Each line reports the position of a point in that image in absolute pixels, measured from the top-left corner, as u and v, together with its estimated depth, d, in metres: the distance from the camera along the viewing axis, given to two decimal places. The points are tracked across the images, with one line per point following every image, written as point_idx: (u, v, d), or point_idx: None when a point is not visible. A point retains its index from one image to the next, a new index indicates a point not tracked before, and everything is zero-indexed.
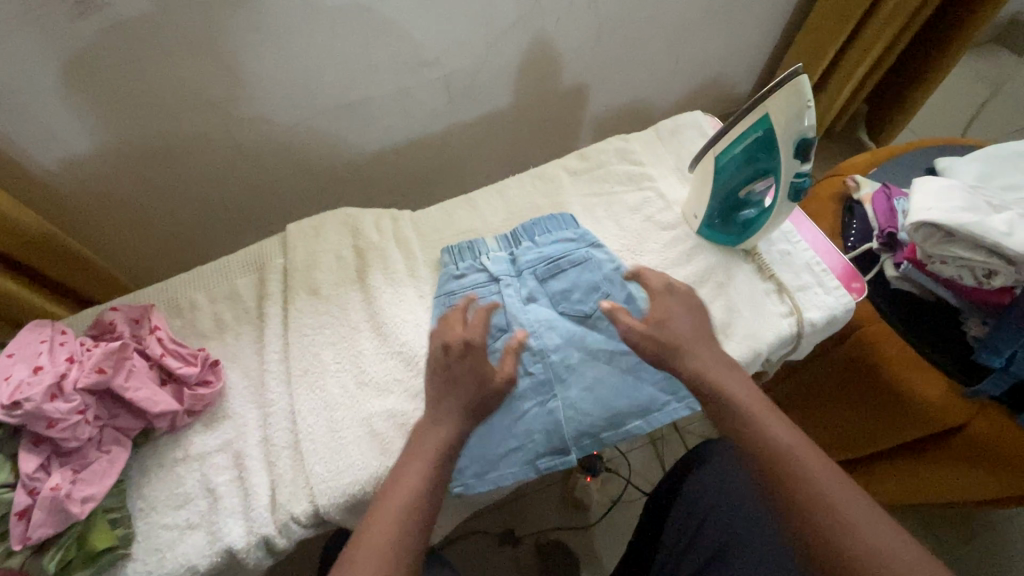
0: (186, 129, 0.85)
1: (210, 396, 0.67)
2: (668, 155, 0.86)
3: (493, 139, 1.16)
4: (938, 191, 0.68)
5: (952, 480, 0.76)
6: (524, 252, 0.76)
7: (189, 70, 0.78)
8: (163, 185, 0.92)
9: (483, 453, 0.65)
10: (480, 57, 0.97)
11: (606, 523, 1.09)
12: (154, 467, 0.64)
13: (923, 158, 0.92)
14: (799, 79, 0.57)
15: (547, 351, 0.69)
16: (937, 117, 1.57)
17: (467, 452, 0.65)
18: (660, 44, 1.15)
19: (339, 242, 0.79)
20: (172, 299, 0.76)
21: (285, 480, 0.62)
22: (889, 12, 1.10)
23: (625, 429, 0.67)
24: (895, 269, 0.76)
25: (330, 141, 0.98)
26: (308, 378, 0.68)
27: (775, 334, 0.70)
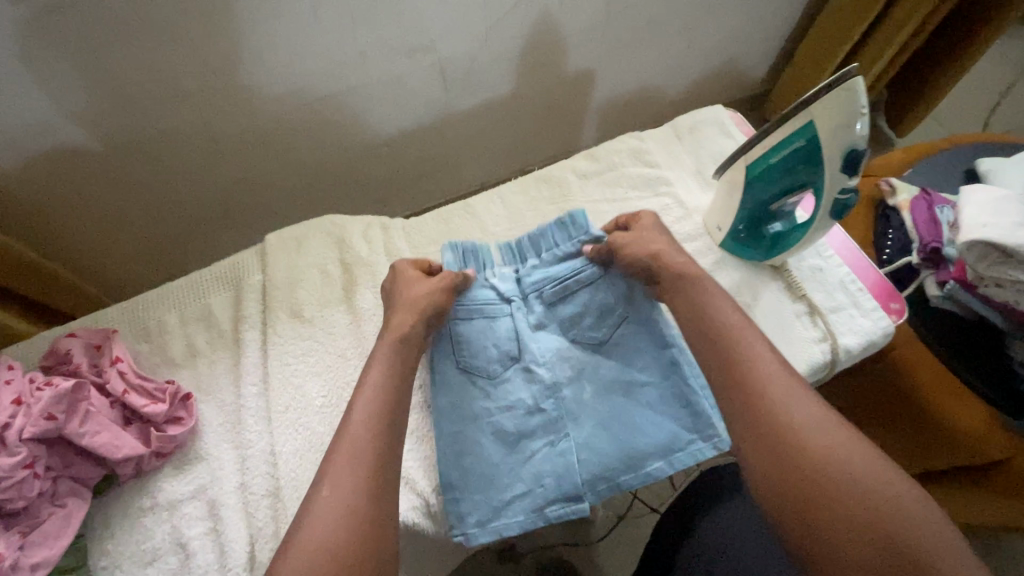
0: (149, 126, 0.76)
1: (181, 435, 0.60)
2: (687, 155, 0.78)
3: (492, 130, 1.07)
4: (992, 203, 0.62)
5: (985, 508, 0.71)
6: (530, 271, 0.70)
7: (152, 59, 0.68)
8: (129, 188, 0.83)
9: (487, 498, 0.58)
10: (478, 41, 0.87)
11: (612, 540, 1.04)
12: (118, 519, 0.57)
13: (964, 158, 0.83)
14: (854, 81, 0.49)
15: (559, 385, 0.63)
16: (959, 102, 1.49)
17: (470, 498, 0.58)
18: (675, 25, 1.05)
19: (324, 255, 0.71)
20: (138, 321, 0.68)
21: (265, 535, 0.56)
22: None
23: (646, 472, 0.59)
24: (938, 289, 0.68)
25: (313, 136, 0.89)
26: (290, 415, 0.61)
27: (807, 363, 0.63)
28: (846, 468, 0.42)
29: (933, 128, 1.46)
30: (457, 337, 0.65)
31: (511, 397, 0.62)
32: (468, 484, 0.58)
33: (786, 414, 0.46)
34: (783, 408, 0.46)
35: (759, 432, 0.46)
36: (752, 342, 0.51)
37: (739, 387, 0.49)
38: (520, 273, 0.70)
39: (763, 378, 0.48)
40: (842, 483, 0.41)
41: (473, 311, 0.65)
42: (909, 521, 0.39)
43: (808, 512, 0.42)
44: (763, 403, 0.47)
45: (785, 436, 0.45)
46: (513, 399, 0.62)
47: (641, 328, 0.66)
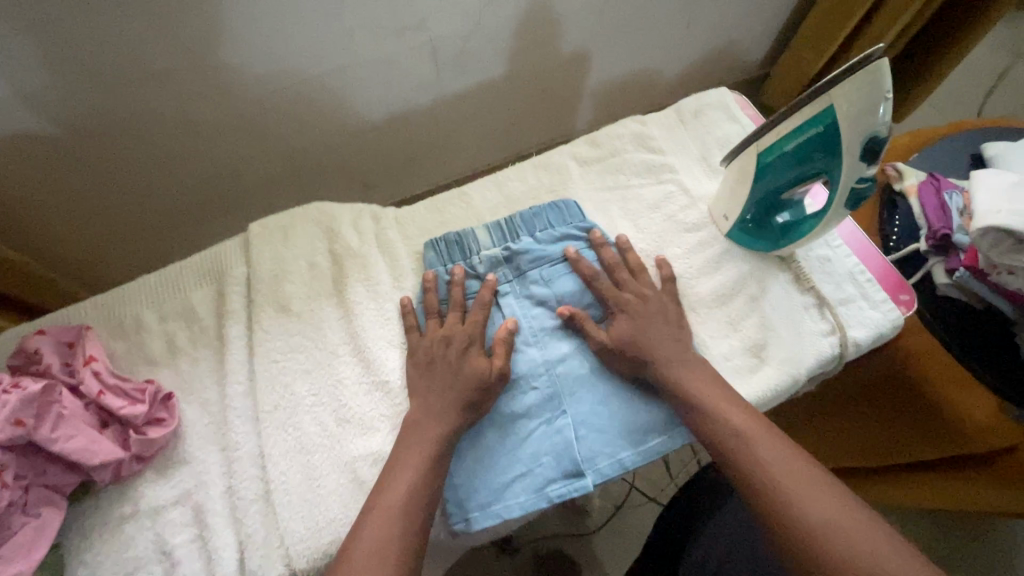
0: (121, 106, 0.71)
1: (163, 437, 0.57)
2: (691, 140, 0.75)
3: (484, 113, 1.03)
4: (1005, 189, 0.60)
5: (964, 493, 0.72)
6: (522, 248, 0.65)
7: (124, 36, 0.63)
8: (101, 172, 0.78)
9: (487, 482, 0.56)
10: (471, 19, 0.82)
11: (610, 530, 1.03)
12: (97, 527, 0.54)
13: (970, 143, 0.81)
14: (879, 63, 0.47)
15: (553, 363, 0.60)
16: (954, 88, 1.47)
17: (469, 483, 0.56)
18: (674, 6, 1.01)
19: (311, 246, 0.67)
20: (113, 316, 0.64)
21: (256, 541, 0.53)
22: None
23: (647, 447, 0.58)
24: (947, 276, 0.68)
25: (298, 119, 0.84)
26: (279, 415, 0.58)
27: (815, 356, 0.61)
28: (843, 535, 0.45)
29: (929, 114, 1.44)
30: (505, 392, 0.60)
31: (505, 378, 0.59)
32: (467, 470, 0.56)
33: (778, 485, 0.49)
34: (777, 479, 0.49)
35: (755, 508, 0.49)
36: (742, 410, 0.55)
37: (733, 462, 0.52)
38: (509, 252, 0.65)
39: (769, 470, 0.49)
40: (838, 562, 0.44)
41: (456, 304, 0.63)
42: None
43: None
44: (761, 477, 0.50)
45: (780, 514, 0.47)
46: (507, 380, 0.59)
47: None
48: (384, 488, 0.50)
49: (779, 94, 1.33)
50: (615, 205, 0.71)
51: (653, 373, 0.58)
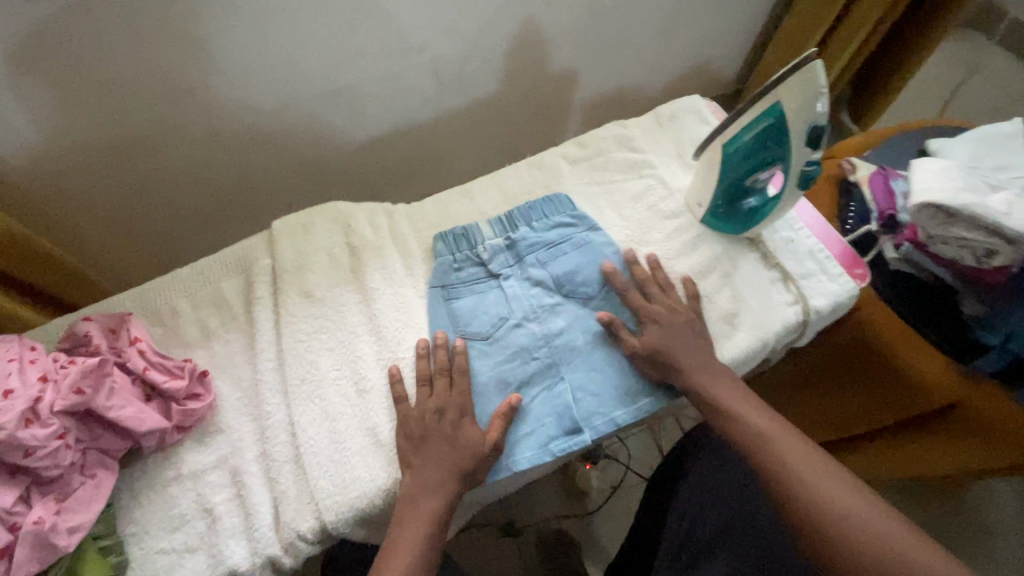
0: (156, 118, 0.79)
1: (201, 409, 0.63)
2: (668, 141, 0.84)
3: (481, 126, 1.11)
4: (939, 172, 0.69)
5: (929, 452, 0.81)
6: (522, 237, 0.73)
7: (164, 55, 0.72)
8: (133, 180, 0.85)
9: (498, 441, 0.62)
10: (469, 39, 0.92)
11: (607, 510, 1.09)
12: (144, 489, 0.60)
13: (917, 140, 0.91)
14: (813, 65, 0.57)
15: (552, 335, 0.67)
16: (915, 98, 1.59)
17: None
18: (651, 27, 1.12)
19: (330, 240, 0.75)
20: (152, 306, 0.71)
21: (289, 497, 0.59)
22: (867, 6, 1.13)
23: (637, 406, 0.65)
24: (895, 250, 0.76)
25: (312, 133, 0.93)
26: (306, 388, 0.64)
27: (781, 324, 0.70)
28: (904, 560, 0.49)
29: (891, 122, 1.56)
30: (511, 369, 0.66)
31: (510, 350, 0.66)
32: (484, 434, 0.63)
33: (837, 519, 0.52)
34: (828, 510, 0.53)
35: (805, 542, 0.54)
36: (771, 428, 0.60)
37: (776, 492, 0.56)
38: (511, 241, 0.73)
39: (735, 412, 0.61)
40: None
41: (464, 288, 0.71)
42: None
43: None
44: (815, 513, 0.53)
45: (833, 556, 0.51)
46: (511, 352, 0.66)
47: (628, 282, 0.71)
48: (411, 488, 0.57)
49: None
50: (601, 199, 0.79)
51: (639, 341, 0.65)
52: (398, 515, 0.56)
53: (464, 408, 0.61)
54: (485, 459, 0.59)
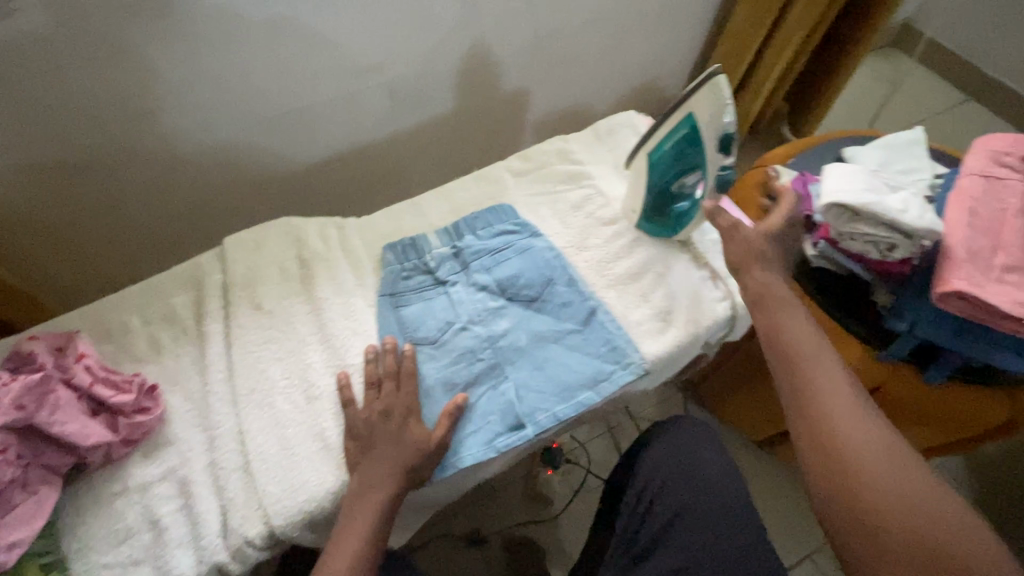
0: (107, 140, 0.80)
1: (149, 423, 0.64)
2: (606, 153, 0.90)
3: (437, 144, 1.15)
4: (845, 173, 0.75)
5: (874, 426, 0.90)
6: (467, 245, 0.77)
7: (115, 80, 0.74)
8: (83, 203, 0.85)
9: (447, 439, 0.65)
10: (420, 62, 0.96)
11: (570, 513, 1.11)
12: (89, 505, 0.60)
13: (835, 148, 1.00)
14: (717, 79, 0.64)
15: (496, 336, 0.70)
16: (847, 112, 1.71)
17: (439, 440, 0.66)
18: (595, 49, 1.19)
19: (281, 254, 0.77)
20: (100, 323, 0.71)
21: (237, 504, 0.60)
22: (791, 27, 1.24)
23: (577, 401, 0.68)
24: (814, 248, 0.82)
25: (269, 153, 0.95)
26: (255, 397, 0.66)
27: (711, 319, 0.75)
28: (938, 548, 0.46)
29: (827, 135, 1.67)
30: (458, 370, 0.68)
31: (455, 353, 0.69)
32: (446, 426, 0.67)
33: (874, 477, 0.49)
34: (862, 464, 0.50)
35: (820, 484, 0.52)
36: (838, 373, 0.56)
37: (810, 432, 0.54)
38: (457, 249, 0.77)
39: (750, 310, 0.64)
40: (916, 565, 0.46)
41: (412, 296, 0.74)
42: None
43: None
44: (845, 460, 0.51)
45: (816, 433, 0.53)
46: (457, 354, 0.69)
47: (568, 284, 0.75)
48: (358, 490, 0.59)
49: None
50: (544, 207, 0.84)
51: None
52: (345, 513, 0.58)
53: (411, 409, 0.64)
54: (430, 457, 0.61)
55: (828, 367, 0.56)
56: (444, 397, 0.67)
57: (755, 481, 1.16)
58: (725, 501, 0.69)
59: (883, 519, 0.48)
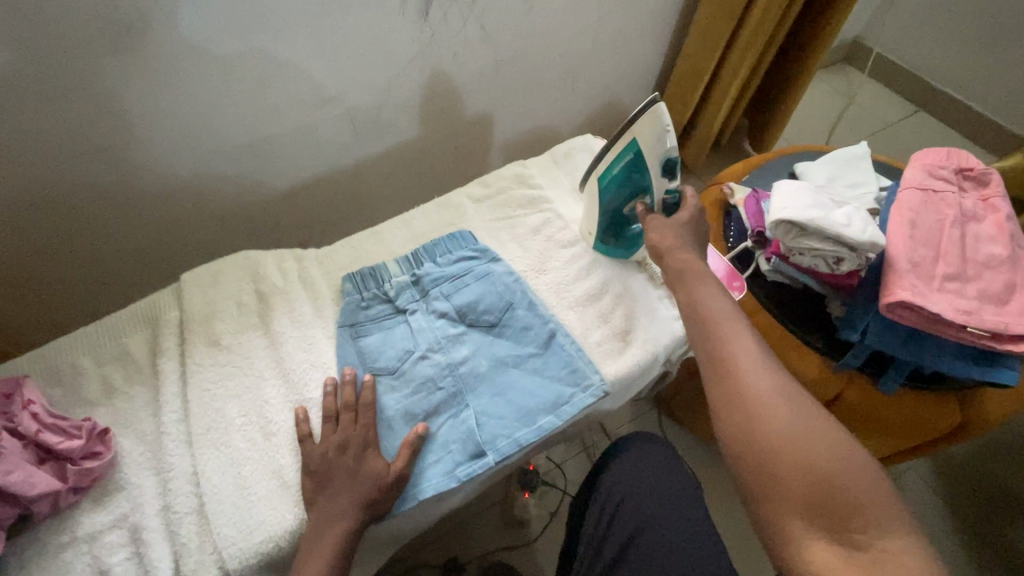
0: (58, 180, 0.79)
1: (99, 468, 0.62)
2: (564, 177, 0.91)
3: (404, 171, 1.17)
4: (791, 191, 0.77)
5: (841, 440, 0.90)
6: (426, 273, 0.77)
7: (65, 120, 0.74)
8: (37, 243, 0.84)
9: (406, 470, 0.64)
10: (380, 92, 0.98)
11: (547, 536, 1.10)
12: (34, 557, 0.58)
13: (786, 164, 1.03)
14: (658, 107, 0.66)
15: (456, 364, 0.71)
16: (806, 126, 1.77)
17: None
18: (554, 74, 1.22)
19: (238, 288, 0.76)
20: (51, 366, 0.70)
21: (191, 548, 0.59)
22: (742, 50, 1.29)
23: (538, 426, 0.68)
24: (768, 263, 0.85)
25: (229, 186, 0.95)
26: (210, 436, 0.65)
27: (669, 337, 0.76)
28: (834, 484, 0.48)
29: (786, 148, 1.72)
30: (417, 399, 0.68)
31: (416, 382, 0.69)
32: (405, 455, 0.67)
33: (778, 422, 0.51)
34: (772, 421, 0.51)
35: (729, 432, 0.53)
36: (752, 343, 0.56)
37: (726, 397, 0.54)
38: (416, 277, 0.77)
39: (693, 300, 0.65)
40: (816, 519, 0.48)
41: (372, 326, 0.74)
42: (886, 533, 0.47)
43: (762, 524, 0.50)
44: (752, 407, 0.52)
45: (731, 399, 0.54)
46: (417, 383, 0.69)
47: (527, 308, 0.75)
48: (315, 530, 0.58)
49: None
50: (505, 232, 0.85)
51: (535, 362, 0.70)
52: (302, 554, 0.57)
53: (370, 441, 0.63)
54: (389, 489, 0.61)
55: (743, 336, 0.57)
56: (404, 427, 0.66)
57: (729, 493, 1.17)
58: (685, 516, 0.69)
59: (790, 471, 0.49)
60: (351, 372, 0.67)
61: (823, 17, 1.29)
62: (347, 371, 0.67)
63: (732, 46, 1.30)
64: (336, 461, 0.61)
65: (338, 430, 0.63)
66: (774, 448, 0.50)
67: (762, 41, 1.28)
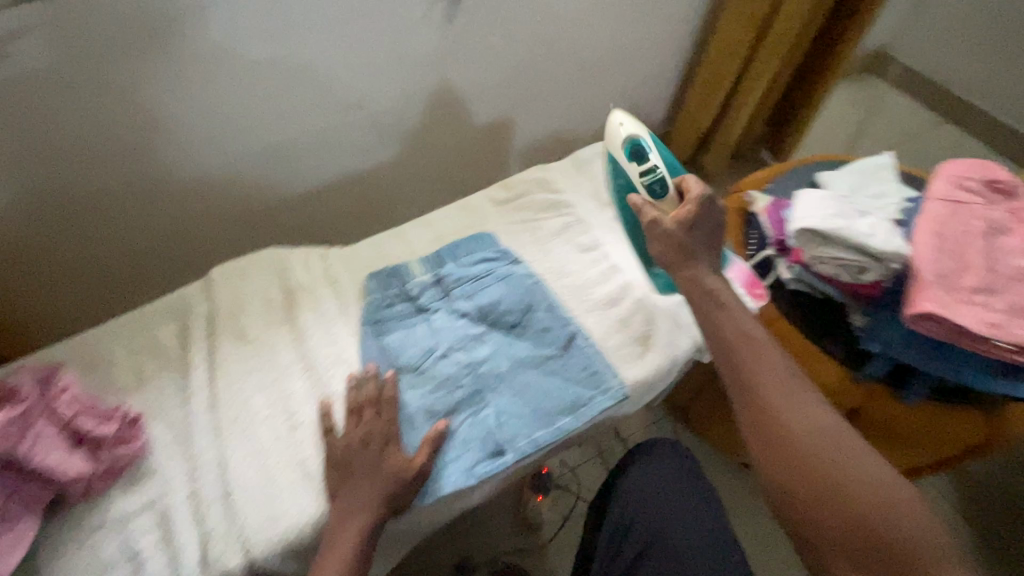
0: (95, 176, 0.82)
1: (130, 454, 0.64)
2: (585, 181, 0.92)
3: (426, 174, 1.19)
4: (814, 201, 0.79)
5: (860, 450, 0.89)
6: (448, 273, 0.79)
7: (103, 118, 0.77)
8: (75, 237, 0.87)
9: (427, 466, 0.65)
10: (404, 95, 1.00)
11: (560, 540, 1.10)
12: (68, 538, 0.60)
13: (808, 173, 1.03)
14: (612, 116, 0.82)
15: (477, 363, 0.72)
16: (827, 135, 1.76)
17: None
18: (575, 80, 1.23)
19: (265, 283, 0.78)
20: (86, 355, 0.72)
21: (217, 534, 0.61)
22: (763, 58, 1.29)
23: (557, 426, 0.69)
24: (790, 272, 0.84)
25: (256, 185, 0.98)
26: (238, 426, 0.67)
27: (688, 343, 0.77)
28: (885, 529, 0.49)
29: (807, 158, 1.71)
30: (438, 396, 0.69)
31: (437, 380, 0.70)
32: None
33: (819, 458, 0.53)
34: (813, 467, 0.53)
35: (770, 467, 0.55)
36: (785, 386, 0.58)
37: (765, 445, 0.56)
38: (438, 277, 0.78)
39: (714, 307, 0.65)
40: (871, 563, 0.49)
41: (394, 324, 0.75)
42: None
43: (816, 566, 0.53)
44: (794, 444, 0.54)
45: (770, 447, 0.55)
46: (438, 381, 0.70)
47: (547, 310, 0.76)
48: (339, 521, 0.59)
49: (681, 147, 1.57)
50: (526, 235, 0.86)
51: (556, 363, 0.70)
52: (325, 544, 0.58)
53: (391, 435, 0.65)
54: (409, 483, 0.62)
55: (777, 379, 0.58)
56: (424, 424, 0.67)
57: (744, 502, 1.16)
58: (701, 523, 0.69)
59: (837, 518, 0.51)
60: (373, 368, 0.69)
61: (846, 27, 1.29)
62: (370, 367, 0.68)
63: (754, 55, 1.30)
64: (358, 454, 0.63)
65: (361, 423, 0.65)
66: (817, 484, 0.52)
67: (785, 50, 1.27)
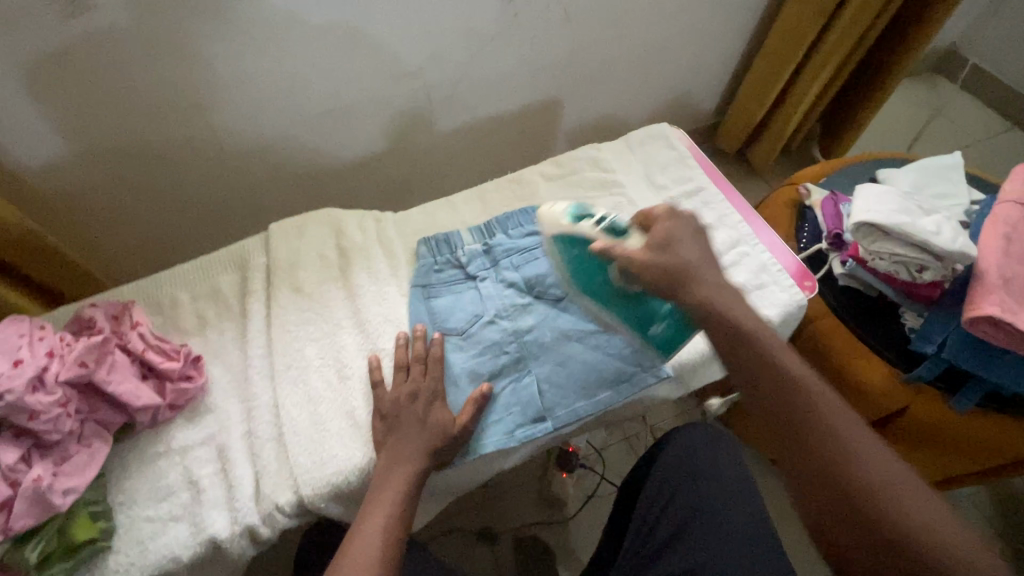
0: (165, 129, 0.86)
1: (192, 391, 0.68)
2: (637, 163, 0.92)
3: (474, 150, 1.20)
4: (877, 195, 0.76)
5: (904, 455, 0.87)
6: (498, 243, 0.80)
7: (177, 72, 0.80)
8: (144, 187, 0.91)
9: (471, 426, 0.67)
10: (461, 68, 1.01)
11: (583, 518, 1.12)
12: (134, 462, 0.64)
13: (868, 169, 1.00)
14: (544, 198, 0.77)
15: (522, 332, 0.73)
16: (885, 136, 1.69)
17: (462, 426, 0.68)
18: (630, 63, 1.22)
19: (321, 241, 0.81)
20: (153, 296, 0.77)
21: (270, 471, 0.64)
22: (828, 50, 1.24)
23: (597, 399, 0.70)
24: (842, 267, 0.83)
25: (313, 149, 1.00)
26: (291, 373, 0.70)
27: None
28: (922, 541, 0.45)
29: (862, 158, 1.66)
30: (483, 361, 0.71)
31: (482, 345, 0.72)
32: None
33: (848, 465, 0.49)
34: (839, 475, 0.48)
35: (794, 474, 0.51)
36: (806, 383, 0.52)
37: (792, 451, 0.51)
38: (488, 246, 0.80)
39: None
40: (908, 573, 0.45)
41: (443, 288, 0.77)
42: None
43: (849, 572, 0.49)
44: (832, 470, 0.49)
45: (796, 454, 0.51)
46: (484, 346, 0.72)
47: None
48: (386, 468, 0.61)
49: (730, 138, 1.54)
50: None
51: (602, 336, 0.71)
52: (372, 488, 0.60)
53: (438, 393, 0.67)
54: (454, 440, 0.64)
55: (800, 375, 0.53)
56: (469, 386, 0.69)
57: (771, 499, 1.15)
58: (739, 508, 0.70)
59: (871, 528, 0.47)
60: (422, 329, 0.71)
61: (919, 20, 1.23)
62: (420, 328, 0.70)
63: (818, 45, 1.26)
64: (406, 408, 0.65)
65: (409, 380, 0.67)
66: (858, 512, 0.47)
67: (851, 42, 1.23)
